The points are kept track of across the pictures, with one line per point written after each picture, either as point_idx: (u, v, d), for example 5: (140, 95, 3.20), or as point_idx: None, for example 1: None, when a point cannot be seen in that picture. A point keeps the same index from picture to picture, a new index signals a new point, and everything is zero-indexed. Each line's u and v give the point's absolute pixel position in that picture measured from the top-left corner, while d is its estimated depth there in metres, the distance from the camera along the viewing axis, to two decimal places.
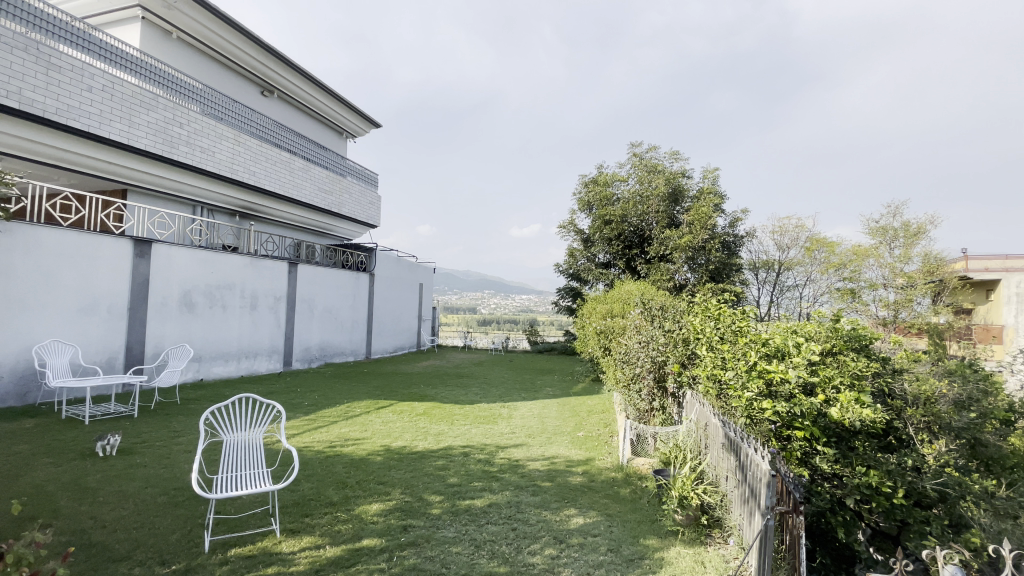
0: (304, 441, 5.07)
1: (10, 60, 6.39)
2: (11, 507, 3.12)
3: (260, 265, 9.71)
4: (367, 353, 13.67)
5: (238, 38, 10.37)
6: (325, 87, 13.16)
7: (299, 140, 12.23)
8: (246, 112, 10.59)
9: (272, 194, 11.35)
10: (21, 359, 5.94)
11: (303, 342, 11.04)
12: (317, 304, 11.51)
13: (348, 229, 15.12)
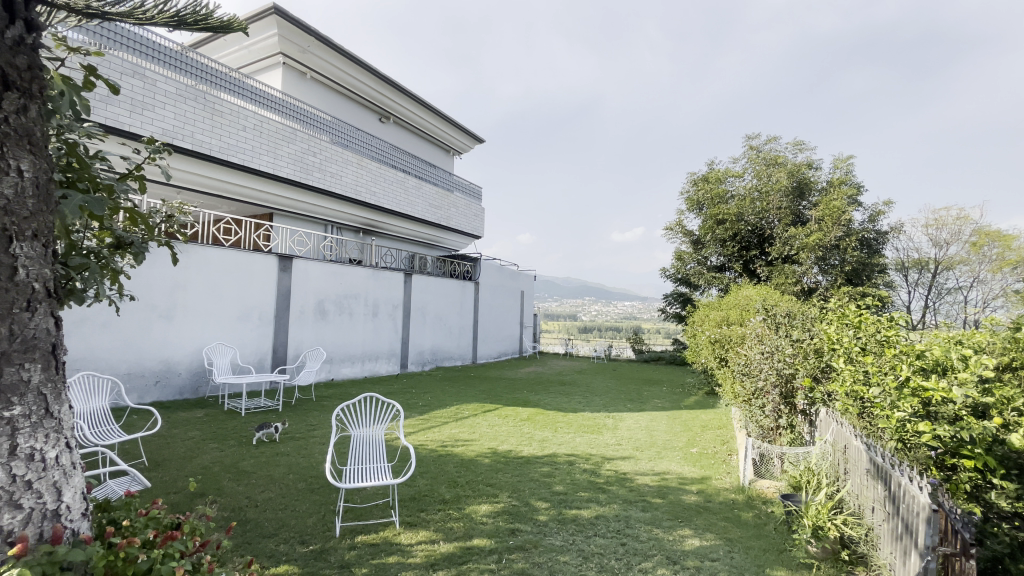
0: (419, 440, 5.42)
1: (184, 109, 7.78)
2: (189, 483, 3.75)
3: (381, 276, 10.62)
4: (474, 359, 14.24)
5: (360, 71, 11.53)
6: (435, 109, 14.06)
7: (412, 159, 13.21)
8: (368, 138, 11.71)
9: (390, 212, 12.41)
10: (196, 359, 7.14)
11: (418, 347, 11.84)
12: (429, 312, 12.26)
13: (456, 240, 15.91)
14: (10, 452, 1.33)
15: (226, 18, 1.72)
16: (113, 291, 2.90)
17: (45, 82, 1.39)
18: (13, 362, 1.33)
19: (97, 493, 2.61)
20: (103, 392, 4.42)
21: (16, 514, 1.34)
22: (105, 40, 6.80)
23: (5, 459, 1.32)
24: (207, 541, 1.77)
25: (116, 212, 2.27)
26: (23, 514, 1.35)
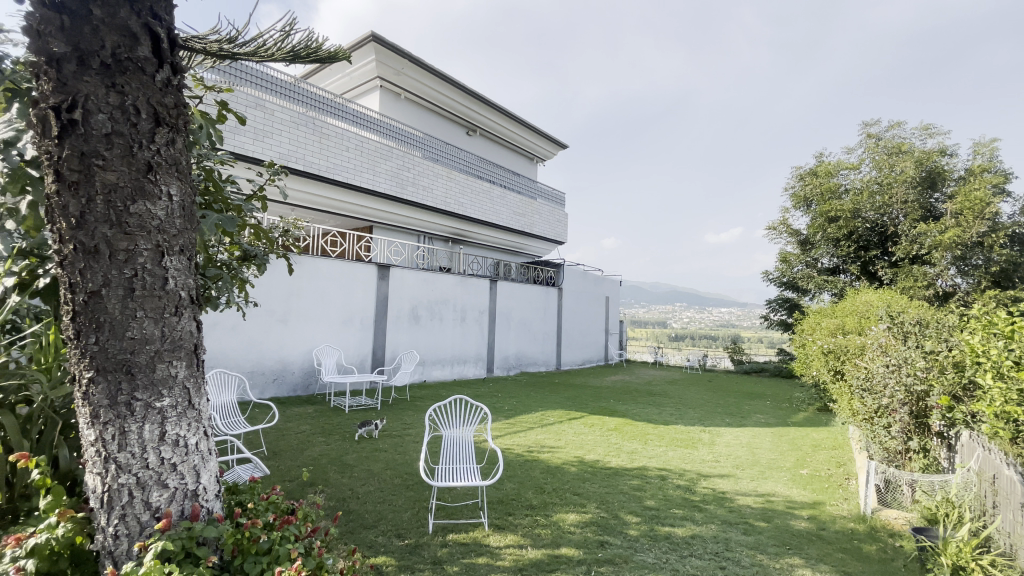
0: (506, 444, 5.50)
1: (297, 134, 8.66)
2: (302, 473, 4.14)
3: (469, 283, 10.98)
4: (558, 365, 14.21)
5: (449, 88, 12.09)
6: (520, 118, 14.31)
7: (498, 169, 13.56)
8: (457, 151, 12.22)
9: (477, 221, 12.82)
10: (307, 359, 7.87)
11: (503, 352, 12.06)
12: (514, 318, 12.45)
13: (541, 246, 16.01)
14: (161, 438, 1.56)
15: (333, 50, 1.89)
16: (242, 298, 3.32)
17: (188, 115, 1.60)
18: (163, 360, 1.55)
19: (228, 477, 2.98)
20: (233, 387, 5.01)
21: (163, 491, 1.58)
22: (235, 79, 7.79)
23: (157, 444, 1.56)
24: (317, 526, 1.95)
25: (242, 228, 2.60)
26: (169, 492, 1.58)
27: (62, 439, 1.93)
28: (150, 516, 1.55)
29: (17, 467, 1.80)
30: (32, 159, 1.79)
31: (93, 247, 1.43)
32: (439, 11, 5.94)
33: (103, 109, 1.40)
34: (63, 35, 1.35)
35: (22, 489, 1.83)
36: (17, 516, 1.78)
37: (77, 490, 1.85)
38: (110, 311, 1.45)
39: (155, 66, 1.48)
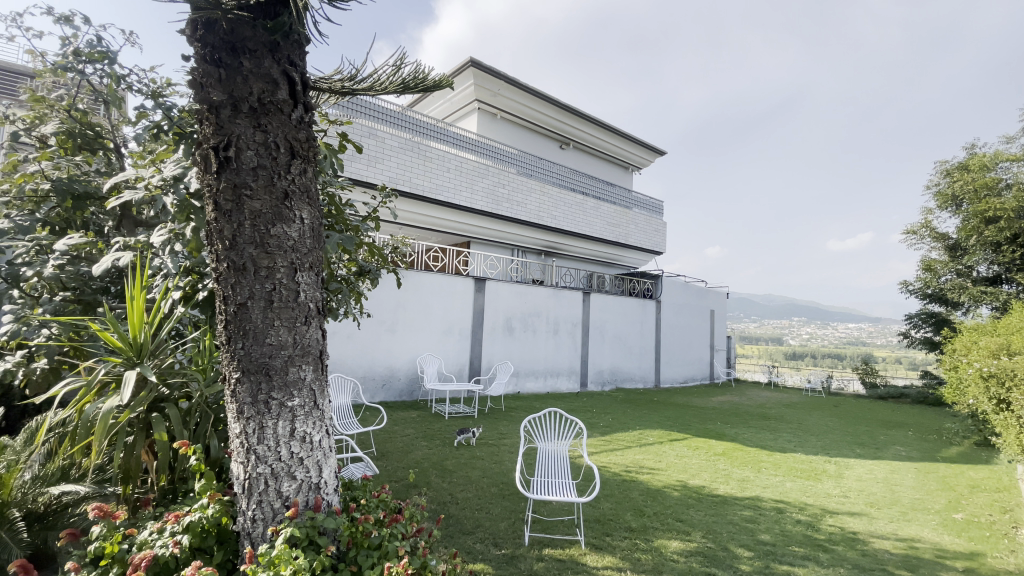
0: (603, 461, 5.36)
1: (404, 158, 9.36)
2: (409, 474, 4.39)
3: (562, 295, 10.95)
4: (657, 382, 13.59)
5: (543, 104, 12.31)
6: (614, 129, 14.12)
7: (592, 181, 13.48)
8: (550, 165, 12.37)
9: (571, 233, 12.81)
10: (411, 367, 8.37)
11: (597, 366, 11.81)
12: (609, 331, 12.17)
13: (636, 257, 15.54)
14: (291, 434, 1.74)
15: (438, 77, 2.00)
16: (358, 310, 3.65)
17: (316, 147, 1.80)
18: (294, 364, 1.73)
19: (345, 473, 3.25)
20: (348, 391, 5.47)
21: (292, 483, 1.76)
22: (352, 112, 8.63)
23: (288, 440, 1.74)
24: (421, 526, 2.06)
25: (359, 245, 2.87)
26: (297, 483, 1.76)
27: (212, 429, 2.24)
28: (281, 504, 1.74)
29: (179, 452, 2.12)
30: (196, 192, 2.13)
31: (242, 265, 1.65)
32: (533, 29, 6.07)
33: (251, 147, 1.63)
34: (221, 86, 1.60)
35: (181, 471, 2.15)
36: (177, 495, 2.10)
37: (223, 477, 2.14)
38: (254, 321, 1.67)
39: (291, 106, 1.70)
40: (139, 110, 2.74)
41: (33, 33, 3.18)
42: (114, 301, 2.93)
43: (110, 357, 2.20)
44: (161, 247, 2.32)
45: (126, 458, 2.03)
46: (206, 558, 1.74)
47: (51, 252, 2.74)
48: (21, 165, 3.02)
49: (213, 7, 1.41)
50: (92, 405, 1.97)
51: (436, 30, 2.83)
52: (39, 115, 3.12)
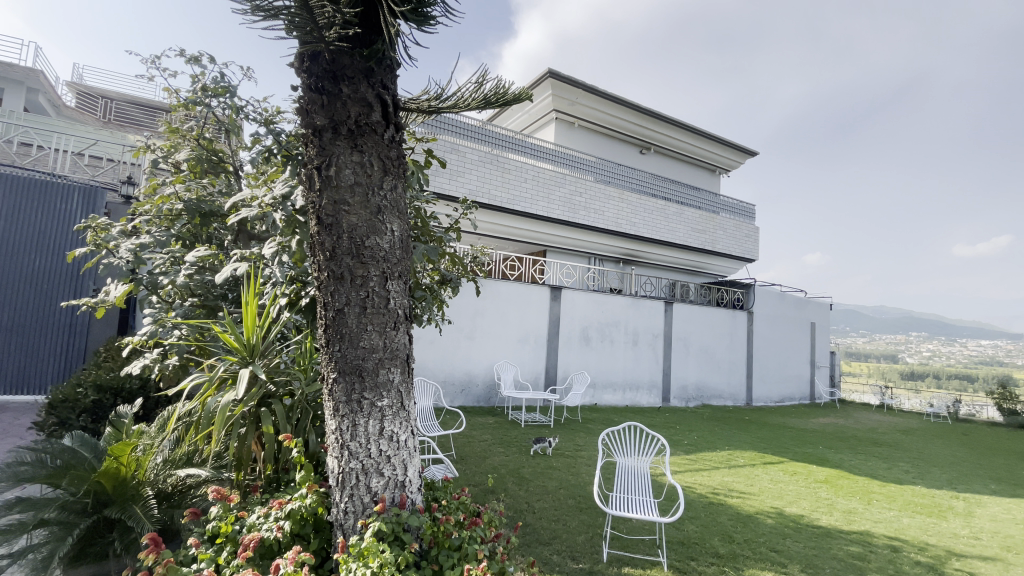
0: (687, 481, 5.09)
1: (483, 171, 9.68)
2: (487, 479, 4.47)
3: (642, 305, 10.51)
4: (748, 400, 12.62)
5: (623, 110, 12.13)
6: (698, 131, 13.53)
7: (674, 186, 13.00)
8: (630, 171, 12.11)
9: (652, 240, 12.41)
10: (488, 375, 8.54)
11: (681, 381, 11.15)
12: (693, 344, 11.47)
13: (725, 265, 14.61)
14: (380, 433, 1.84)
15: (517, 91, 2.03)
16: (440, 316, 3.79)
17: (406, 163, 1.92)
18: (384, 366, 1.84)
19: (428, 473, 3.37)
20: (430, 394, 5.69)
21: (381, 479, 1.86)
22: (436, 129, 9.07)
23: (378, 438, 1.84)
24: (499, 531, 2.09)
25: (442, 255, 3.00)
26: (385, 479, 1.86)
27: (311, 425, 2.44)
28: (370, 499, 1.84)
29: (283, 444, 2.33)
30: (300, 208, 2.35)
31: (340, 274, 1.78)
32: (612, 35, 6.02)
33: (349, 166, 1.76)
34: (325, 111, 1.75)
35: (283, 462, 2.35)
36: (280, 484, 2.30)
37: (319, 470, 2.31)
38: (349, 326, 1.79)
39: (383, 126, 1.82)
40: (255, 136, 3.08)
41: (170, 74, 3.69)
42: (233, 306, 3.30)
43: (228, 355, 2.48)
44: (271, 258, 2.58)
45: (239, 447, 2.26)
46: (304, 543, 1.88)
47: (182, 263, 3.15)
48: (160, 188, 3.51)
49: (317, 41, 1.56)
50: (214, 398, 2.23)
51: (516, 44, 2.91)
52: (173, 144, 3.60)
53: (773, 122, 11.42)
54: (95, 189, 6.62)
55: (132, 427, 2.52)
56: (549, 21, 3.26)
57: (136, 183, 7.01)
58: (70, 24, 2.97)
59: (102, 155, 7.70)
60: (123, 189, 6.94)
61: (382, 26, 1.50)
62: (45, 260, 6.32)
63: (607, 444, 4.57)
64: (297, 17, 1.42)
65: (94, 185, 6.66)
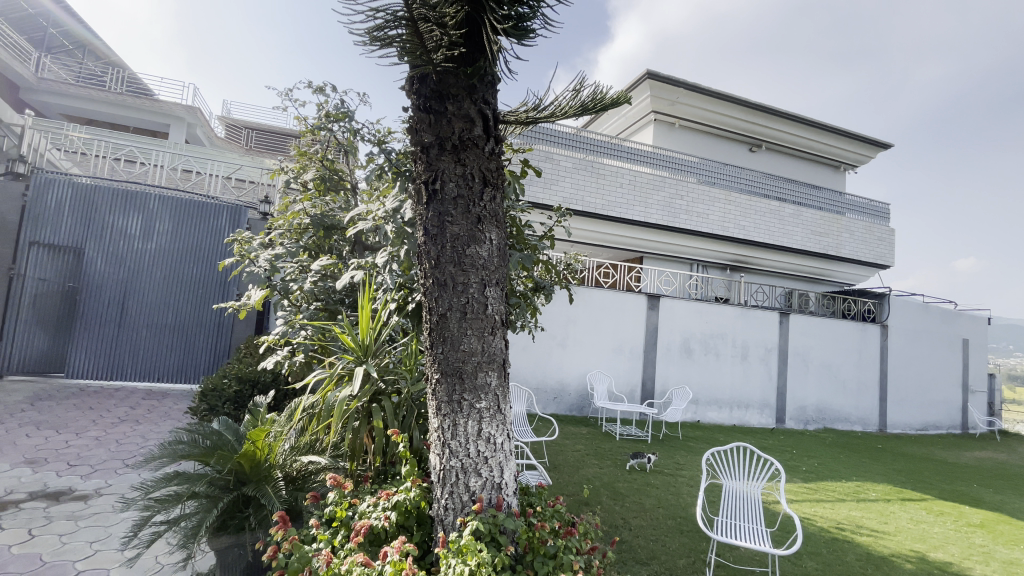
0: (805, 512, 4.58)
1: (578, 178, 9.73)
2: (583, 490, 4.40)
3: (751, 315, 9.61)
4: (881, 426, 11.03)
5: (729, 106, 11.44)
6: (817, 124, 12.30)
7: (788, 185, 11.91)
8: (738, 171, 11.32)
9: (762, 245, 11.46)
10: (581, 384, 8.44)
11: (798, 401, 9.98)
12: (814, 360, 10.21)
13: (850, 271, 13.01)
14: (478, 434, 1.90)
15: (615, 94, 2.03)
16: (534, 324, 3.84)
17: (504, 175, 1.98)
18: (483, 370, 1.90)
19: (522, 479, 3.39)
20: (524, 401, 5.76)
21: (479, 479, 1.92)
22: (531, 139, 9.32)
23: (476, 439, 1.90)
24: (594, 544, 2.06)
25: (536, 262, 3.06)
26: (482, 480, 1.92)
27: (414, 422, 2.60)
28: (468, 498, 1.91)
29: (390, 439, 2.52)
30: (408, 221, 2.55)
31: (443, 281, 1.88)
32: (715, 36, 5.72)
33: (453, 179, 1.86)
34: (431, 129, 1.87)
35: (390, 456, 2.55)
36: (387, 476, 2.47)
37: (421, 465, 2.46)
38: (451, 329, 1.87)
39: (484, 140, 1.89)
40: (370, 155, 3.36)
41: (299, 103, 4.18)
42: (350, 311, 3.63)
43: (344, 355, 2.74)
44: (383, 266, 2.82)
45: (354, 439, 2.50)
46: (409, 535, 2.00)
47: (308, 271, 3.53)
48: (291, 205, 3.97)
49: (425, 63, 1.67)
50: (333, 393, 2.50)
51: (611, 47, 2.87)
52: (302, 166, 4.02)
53: (909, 108, 10.06)
54: (240, 208, 7.69)
55: (266, 416, 2.82)
56: (647, 24, 3.18)
57: (270, 202, 8.01)
58: (227, 69, 3.51)
59: (245, 178, 8.92)
60: (260, 207, 7.97)
61: (485, 45, 1.57)
62: (201, 269, 7.45)
63: (713, 463, 4.28)
64: (408, 43, 1.54)
65: (239, 204, 7.72)
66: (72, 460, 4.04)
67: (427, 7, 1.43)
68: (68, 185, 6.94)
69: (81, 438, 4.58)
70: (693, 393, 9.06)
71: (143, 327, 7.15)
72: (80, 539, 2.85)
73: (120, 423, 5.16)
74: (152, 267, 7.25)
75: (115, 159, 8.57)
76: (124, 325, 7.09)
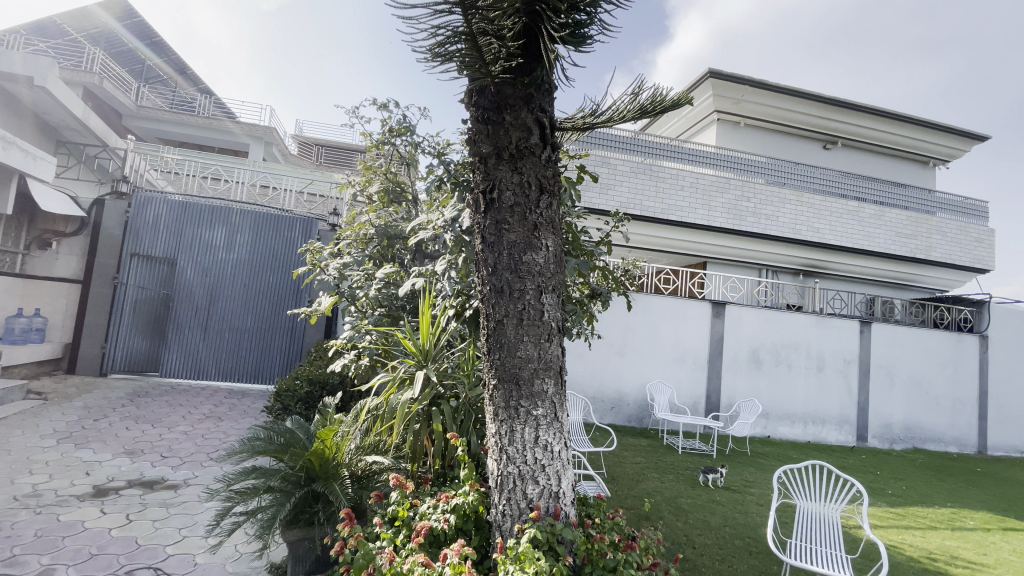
0: (892, 539, 4.18)
1: (636, 182, 9.58)
2: (644, 504, 4.26)
3: (827, 324, 8.95)
4: (984, 449, 9.86)
5: (799, 102, 10.81)
6: (901, 116, 11.34)
7: (869, 183, 11.03)
8: (811, 170, 10.63)
9: (839, 249, 10.66)
10: (640, 394, 8.21)
11: (883, 418, 9.15)
12: (901, 374, 9.33)
13: (943, 277, 11.80)
14: (535, 441, 1.90)
15: (676, 96, 1.97)
16: (590, 330, 3.80)
17: (561, 182, 1.98)
18: (539, 376, 1.90)
19: (580, 489, 3.33)
20: (581, 409, 5.68)
21: (536, 486, 1.91)
22: (588, 144, 9.31)
23: (533, 446, 1.90)
24: (655, 560, 2.00)
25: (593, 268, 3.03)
26: (540, 487, 1.91)
27: (472, 427, 2.64)
28: (525, 505, 1.90)
29: (449, 443, 2.57)
30: (466, 229, 2.61)
31: (500, 288, 1.90)
32: (783, 29, 5.44)
33: (510, 188, 1.88)
34: (489, 139, 1.90)
35: (448, 459, 2.60)
36: (446, 478, 2.52)
37: (479, 470, 2.49)
38: (507, 335, 1.89)
39: (541, 147, 1.90)
40: (431, 166, 3.47)
41: (366, 120, 4.41)
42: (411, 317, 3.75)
43: (406, 359, 2.83)
44: (442, 274, 2.90)
45: (414, 441, 2.57)
46: (467, 538, 2.03)
47: (373, 279, 3.69)
48: (358, 217, 4.17)
49: (484, 76, 1.71)
50: (395, 396, 2.60)
51: (669, 48, 2.80)
52: (368, 179, 4.23)
53: (1014, 93, 9.02)
54: (312, 220, 8.20)
55: (334, 417, 2.96)
56: (709, 22, 3.08)
57: (339, 213, 8.49)
58: (303, 91, 3.77)
59: (316, 192, 9.49)
60: (330, 219, 8.45)
61: (542, 54, 1.58)
62: (277, 278, 7.99)
63: (786, 481, 4.01)
64: (467, 57, 1.58)
65: (311, 217, 8.24)
66: (164, 452, 4.44)
67: (486, 22, 1.46)
68: (164, 202, 7.68)
69: (173, 432, 5.03)
70: (762, 406, 8.55)
71: (226, 331, 7.76)
72: (169, 525, 3.12)
73: (206, 420, 5.62)
74: (234, 276, 7.86)
75: (204, 177, 9.40)
76: (210, 329, 7.72)
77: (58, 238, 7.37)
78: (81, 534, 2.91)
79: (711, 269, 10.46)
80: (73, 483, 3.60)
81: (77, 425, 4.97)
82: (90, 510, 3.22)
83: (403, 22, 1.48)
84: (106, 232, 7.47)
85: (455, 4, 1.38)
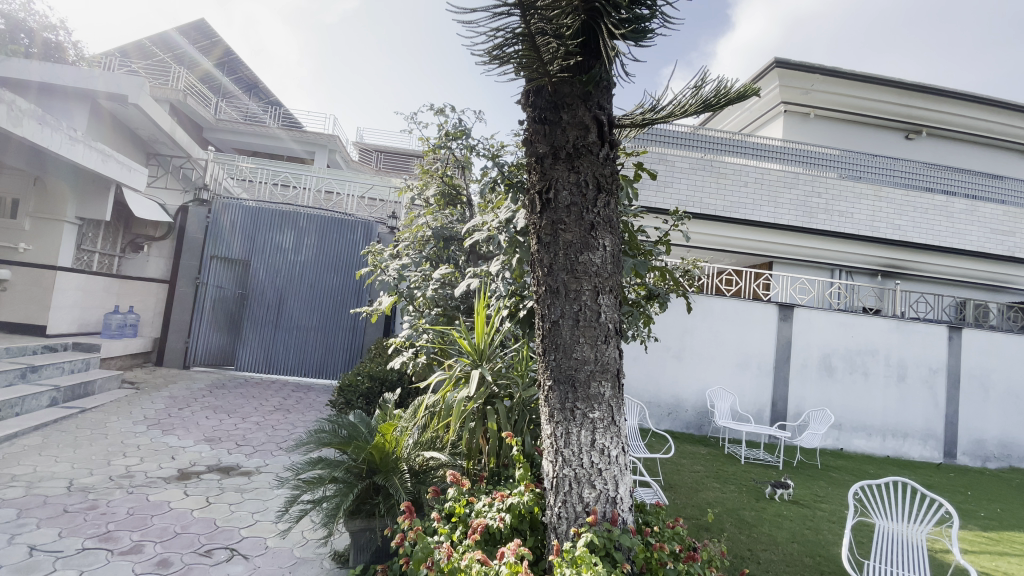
0: (986, 567, 3.77)
1: (696, 179, 9.31)
2: (705, 514, 4.11)
3: (910, 329, 8.23)
4: None
5: (878, 90, 10.06)
6: (998, 101, 10.28)
7: (959, 176, 10.07)
8: (891, 162, 9.85)
9: (924, 248, 9.77)
10: (699, 400, 7.93)
11: (975, 434, 8.31)
12: (997, 385, 8.43)
13: None
14: (591, 445, 1.88)
15: (742, 87, 1.87)
16: (647, 331, 3.72)
17: (619, 181, 1.95)
18: (596, 379, 1.88)
19: (637, 495, 3.25)
20: (637, 414, 5.55)
21: (593, 491, 1.89)
22: (645, 142, 9.16)
23: (589, 449, 1.88)
24: (719, 573, 1.93)
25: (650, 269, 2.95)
26: (596, 492, 1.88)
27: (526, 427, 2.66)
28: (582, 509, 1.88)
29: (505, 442, 2.60)
30: (521, 230, 2.63)
31: (556, 288, 1.89)
32: (860, 14, 5.09)
33: (567, 188, 1.87)
34: (546, 139, 1.90)
35: (503, 459, 2.63)
36: (500, 477, 2.55)
37: (533, 470, 2.51)
38: (563, 337, 1.88)
39: (599, 146, 1.88)
40: (486, 168, 3.52)
41: (423, 126, 4.53)
42: (467, 316, 3.80)
43: (462, 358, 2.88)
44: (496, 274, 2.92)
45: (470, 438, 2.63)
46: (523, 539, 2.05)
47: (430, 279, 3.78)
48: (416, 220, 4.29)
49: (542, 76, 1.72)
50: (452, 394, 2.66)
51: (732, 38, 2.69)
52: (425, 183, 4.34)
53: None
54: (372, 224, 8.55)
55: (393, 412, 3.05)
56: (777, 10, 2.94)
57: (397, 216, 8.81)
58: None
59: (377, 197, 9.85)
60: (389, 222, 8.79)
61: (601, 51, 1.56)
62: (340, 279, 8.37)
63: (864, 497, 3.73)
64: (524, 58, 1.59)
65: (372, 220, 8.60)
66: (239, 441, 4.76)
67: (545, 21, 1.47)
68: (239, 208, 8.23)
69: (246, 422, 5.39)
70: (834, 416, 8.00)
71: (293, 329, 8.21)
72: (243, 509, 3.34)
73: (276, 412, 5.97)
74: (300, 277, 8.31)
75: (274, 184, 10.00)
76: (279, 327, 8.20)
77: (149, 242, 8.17)
78: (166, 514, 3.17)
79: (777, 270, 9.92)
80: (160, 466, 3.94)
81: (164, 413, 5.43)
82: (175, 491, 3.50)
83: (463, 26, 1.52)
84: (189, 237, 8.13)
85: (514, 6, 1.39)
